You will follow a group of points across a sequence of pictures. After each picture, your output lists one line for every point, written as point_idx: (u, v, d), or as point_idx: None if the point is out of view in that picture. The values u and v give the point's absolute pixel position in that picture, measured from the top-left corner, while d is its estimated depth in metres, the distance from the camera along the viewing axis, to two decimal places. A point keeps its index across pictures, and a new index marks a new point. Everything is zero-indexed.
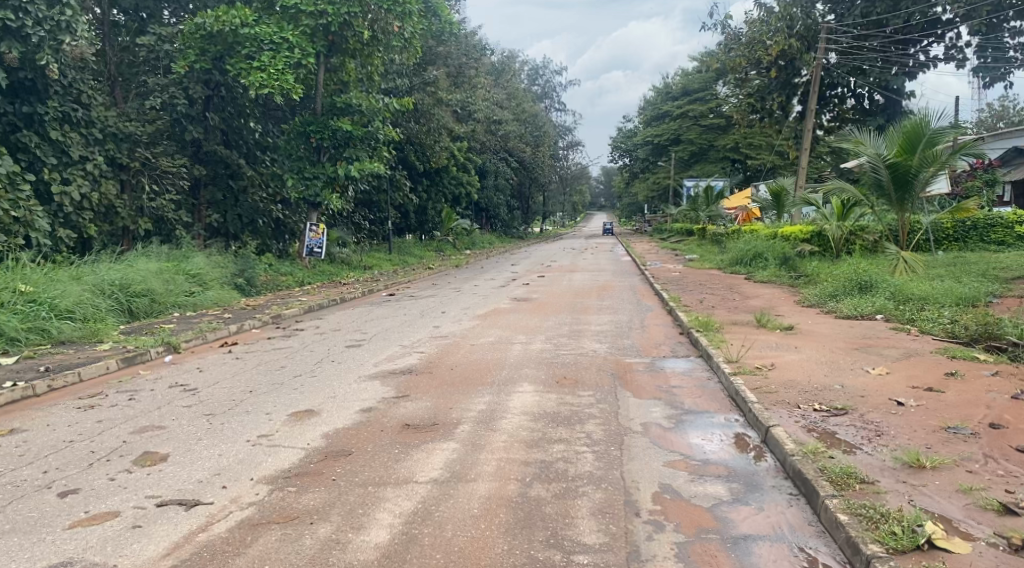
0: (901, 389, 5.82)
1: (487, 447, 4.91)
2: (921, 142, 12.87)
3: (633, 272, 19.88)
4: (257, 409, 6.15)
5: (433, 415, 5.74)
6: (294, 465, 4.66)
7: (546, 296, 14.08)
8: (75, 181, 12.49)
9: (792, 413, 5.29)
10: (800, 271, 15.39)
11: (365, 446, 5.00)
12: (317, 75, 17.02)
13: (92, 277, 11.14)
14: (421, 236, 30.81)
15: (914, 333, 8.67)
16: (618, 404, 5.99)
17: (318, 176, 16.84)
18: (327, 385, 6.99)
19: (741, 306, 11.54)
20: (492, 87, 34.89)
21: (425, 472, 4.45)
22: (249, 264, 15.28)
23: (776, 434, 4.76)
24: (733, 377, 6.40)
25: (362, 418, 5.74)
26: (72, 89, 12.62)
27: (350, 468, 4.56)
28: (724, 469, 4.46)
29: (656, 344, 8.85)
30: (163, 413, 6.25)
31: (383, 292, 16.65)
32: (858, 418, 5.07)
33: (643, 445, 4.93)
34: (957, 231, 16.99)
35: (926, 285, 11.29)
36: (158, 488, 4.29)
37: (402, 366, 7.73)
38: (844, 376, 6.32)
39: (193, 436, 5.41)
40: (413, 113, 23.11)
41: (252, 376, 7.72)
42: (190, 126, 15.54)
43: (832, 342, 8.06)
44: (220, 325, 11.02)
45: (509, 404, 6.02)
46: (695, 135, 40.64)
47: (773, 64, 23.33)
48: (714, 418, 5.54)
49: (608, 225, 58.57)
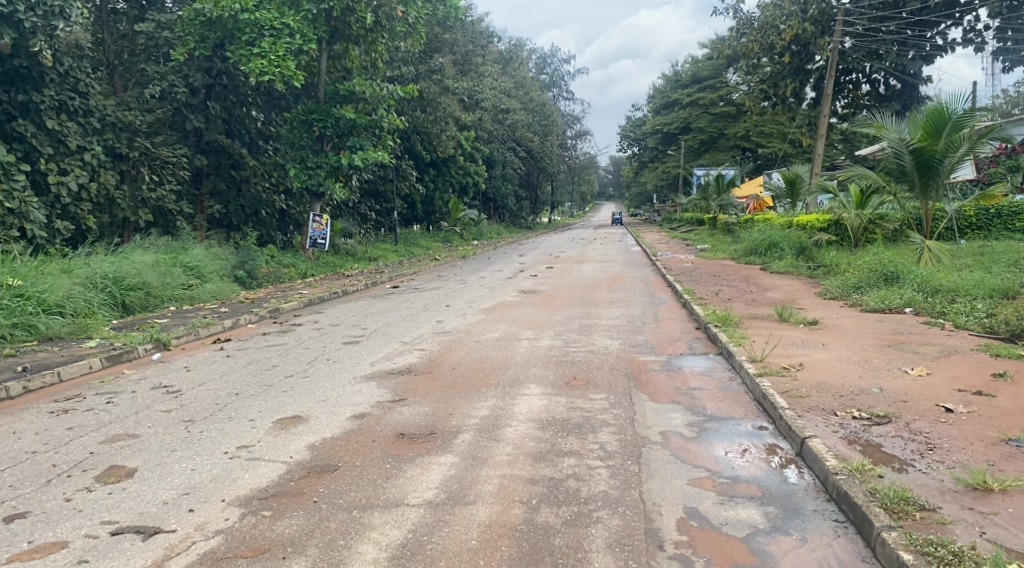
0: (946, 393, 5.26)
1: (490, 461, 4.40)
2: (947, 126, 12.26)
3: (644, 262, 19.34)
4: (240, 416, 5.66)
5: (431, 423, 5.22)
6: (273, 483, 4.17)
7: (553, 288, 13.56)
8: (73, 171, 12.02)
9: (828, 421, 4.74)
10: (817, 261, 14.78)
11: (354, 460, 4.51)
12: (319, 62, 16.46)
13: (84, 270, 10.69)
14: (428, 227, 30.33)
15: (948, 328, 8.09)
16: (634, 409, 5.46)
17: (321, 166, 16.32)
18: (319, 387, 6.49)
19: (760, 299, 10.97)
20: (501, 75, 34.30)
21: (419, 494, 3.93)
22: (250, 256, 14.81)
23: (814, 448, 4.23)
24: (759, 379, 5.85)
25: (353, 426, 5.23)
26: (70, 77, 12.21)
27: (335, 487, 4.06)
28: (757, 489, 3.93)
29: (671, 340, 8.31)
30: (139, 419, 5.77)
31: (387, 284, 16.17)
32: (905, 428, 4.52)
33: (664, 459, 4.40)
34: (980, 219, 16.35)
35: (956, 275, 10.69)
36: (116, 513, 3.79)
37: (400, 366, 7.22)
38: (880, 378, 5.75)
39: (166, 447, 4.93)
40: (419, 102, 22.53)
41: (242, 376, 7.22)
42: (189, 115, 15.01)
43: (861, 338, 7.50)
44: (214, 320, 10.54)
45: (515, 409, 5.51)
46: (706, 123, 39.74)
47: (786, 49, 22.69)
48: (741, 426, 5.01)
49: (617, 216, 58.08)
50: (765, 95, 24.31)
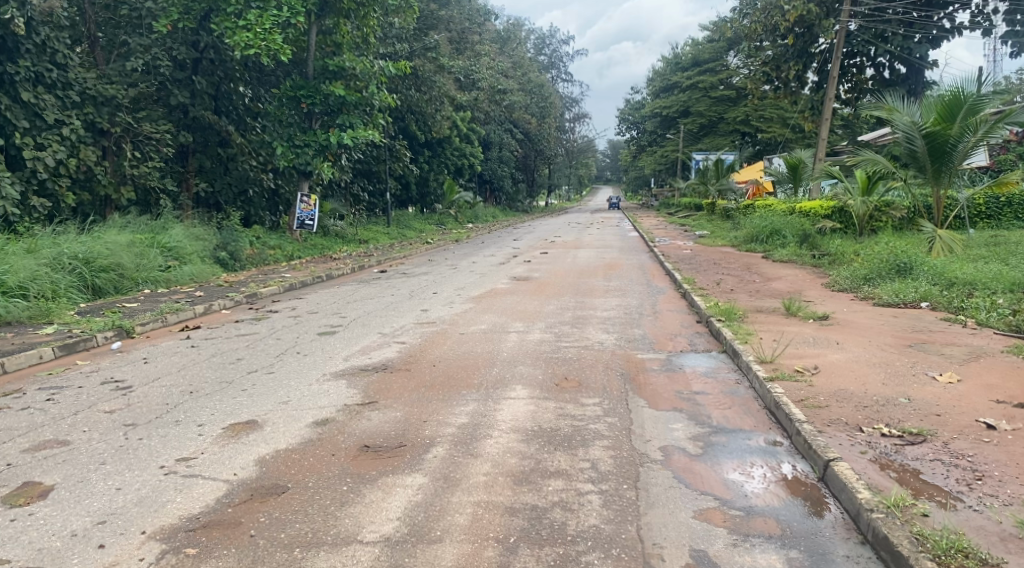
0: (983, 405, 4.65)
1: (464, 484, 3.79)
2: (962, 111, 11.60)
3: (642, 249, 18.69)
4: (188, 420, 5.03)
5: (400, 432, 4.60)
6: (205, 509, 3.55)
7: (547, 275, 12.87)
8: (49, 147, 11.32)
9: (853, 438, 4.13)
10: (822, 249, 14.16)
11: (305, 479, 3.89)
12: (308, 37, 15.71)
13: (51, 250, 10.02)
14: (422, 210, 29.62)
15: (969, 326, 7.50)
16: (630, 418, 4.85)
17: (309, 144, 15.54)
18: (283, 385, 5.86)
19: (764, 290, 10.37)
20: (499, 56, 33.36)
21: (375, 527, 3.35)
22: (233, 237, 14.09)
23: (841, 474, 3.63)
24: (770, 384, 5.23)
25: (313, 434, 4.61)
26: (47, 48, 11.55)
27: (278, 516, 3.47)
28: (776, 527, 3.34)
29: (670, 335, 7.66)
30: (75, 421, 5.12)
31: (375, 268, 15.53)
32: (944, 450, 3.92)
33: (665, 483, 3.80)
34: (990, 208, 15.75)
35: (971, 267, 10.06)
36: (12, 549, 3.20)
37: (376, 361, 6.57)
38: (906, 385, 5.14)
39: (96, 458, 4.30)
40: (413, 80, 21.71)
41: (202, 370, 6.59)
42: (173, 90, 14.23)
43: (878, 335, 6.91)
44: (185, 306, 9.91)
45: (497, 416, 4.90)
46: (705, 107, 38.97)
47: (790, 32, 21.60)
48: (752, 441, 4.40)
49: (614, 200, 57.46)
50: (768, 78, 23.45)
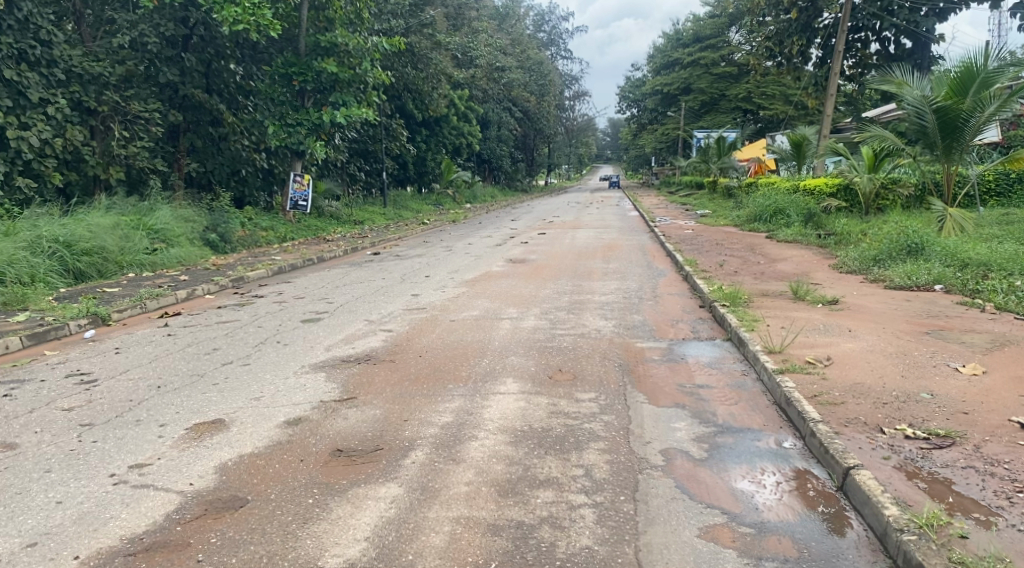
0: (1014, 401, 4.26)
1: (443, 496, 3.40)
2: (974, 85, 11.08)
3: (642, 229, 18.22)
4: (148, 420, 4.62)
5: (377, 434, 4.20)
6: (151, 528, 3.16)
7: (544, 257, 12.43)
8: (35, 126, 10.83)
9: (874, 442, 3.73)
10: (828, 228, 13.73)
11: (268, 491, 3.50)
12: (298, 12, 15.10)
13: (29, 232, 9.58)
14: (420, 189, 29.05)
15: (989, 310, 7.08)
16: (628, 416, 4.45)
17: (301, 123, 15.08)
18: (257, 380, 5.47)
19: (770, 272, 9.96)
20: (497, 33, 32.55)
21: (340, 550, 2.98)
22: (223, 218, 13.63)
23: (864, 484, 3.25)
24: (780, 377, 4.84)
25: (281, 437, 4.21)
26: (30, 24, 11.07)
27: (232, 536, 3.09)
28: (792, 548, 2.97)
29: (671, 321, 7.26)
30: (28, 421, 4.72)
31: (368, 250, 15.10)
32: (975, 455, 3.54)
33: (667, 493, 3.42)
34: (1000, 185, 15.28)
35: (985, 247, 9.63)
36: None
37: (360, 352, 6.17)
38: (927, 379, 4.75)
39: (42, 465, 3.91)
40: (408, 57, 21.11)
41: (175, 362, 6.19)
42: (162, 68, 13.58)
43: (894, 321, 6.50)
44: (166, 291, 9.48)
45: (485, 414, 4.50)
46: (706, 84, 38.27)
47: (794, 6, 20.90)
48: (761, 443, 4.02)
49: (613, 180, 56.85)
50: (770, 53, 22.50)
